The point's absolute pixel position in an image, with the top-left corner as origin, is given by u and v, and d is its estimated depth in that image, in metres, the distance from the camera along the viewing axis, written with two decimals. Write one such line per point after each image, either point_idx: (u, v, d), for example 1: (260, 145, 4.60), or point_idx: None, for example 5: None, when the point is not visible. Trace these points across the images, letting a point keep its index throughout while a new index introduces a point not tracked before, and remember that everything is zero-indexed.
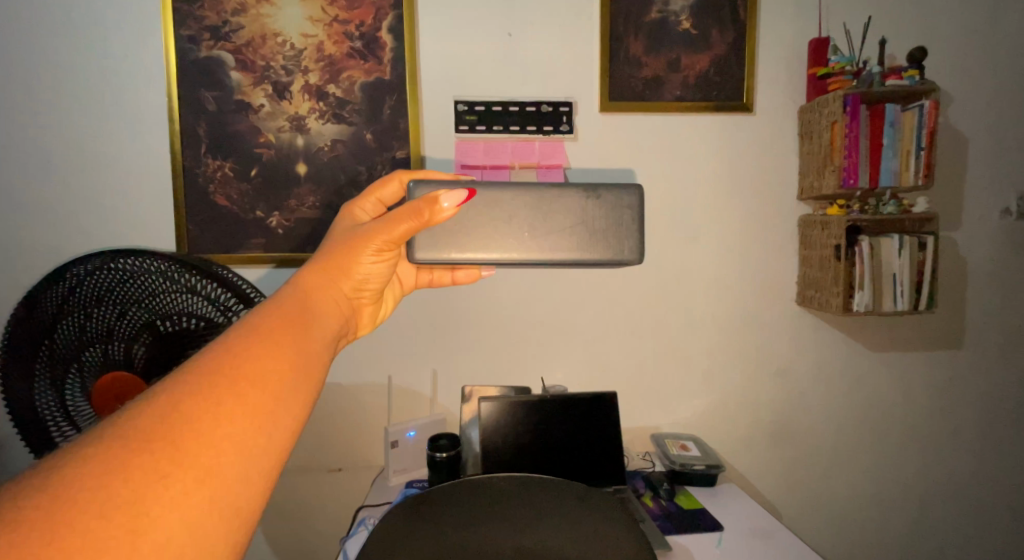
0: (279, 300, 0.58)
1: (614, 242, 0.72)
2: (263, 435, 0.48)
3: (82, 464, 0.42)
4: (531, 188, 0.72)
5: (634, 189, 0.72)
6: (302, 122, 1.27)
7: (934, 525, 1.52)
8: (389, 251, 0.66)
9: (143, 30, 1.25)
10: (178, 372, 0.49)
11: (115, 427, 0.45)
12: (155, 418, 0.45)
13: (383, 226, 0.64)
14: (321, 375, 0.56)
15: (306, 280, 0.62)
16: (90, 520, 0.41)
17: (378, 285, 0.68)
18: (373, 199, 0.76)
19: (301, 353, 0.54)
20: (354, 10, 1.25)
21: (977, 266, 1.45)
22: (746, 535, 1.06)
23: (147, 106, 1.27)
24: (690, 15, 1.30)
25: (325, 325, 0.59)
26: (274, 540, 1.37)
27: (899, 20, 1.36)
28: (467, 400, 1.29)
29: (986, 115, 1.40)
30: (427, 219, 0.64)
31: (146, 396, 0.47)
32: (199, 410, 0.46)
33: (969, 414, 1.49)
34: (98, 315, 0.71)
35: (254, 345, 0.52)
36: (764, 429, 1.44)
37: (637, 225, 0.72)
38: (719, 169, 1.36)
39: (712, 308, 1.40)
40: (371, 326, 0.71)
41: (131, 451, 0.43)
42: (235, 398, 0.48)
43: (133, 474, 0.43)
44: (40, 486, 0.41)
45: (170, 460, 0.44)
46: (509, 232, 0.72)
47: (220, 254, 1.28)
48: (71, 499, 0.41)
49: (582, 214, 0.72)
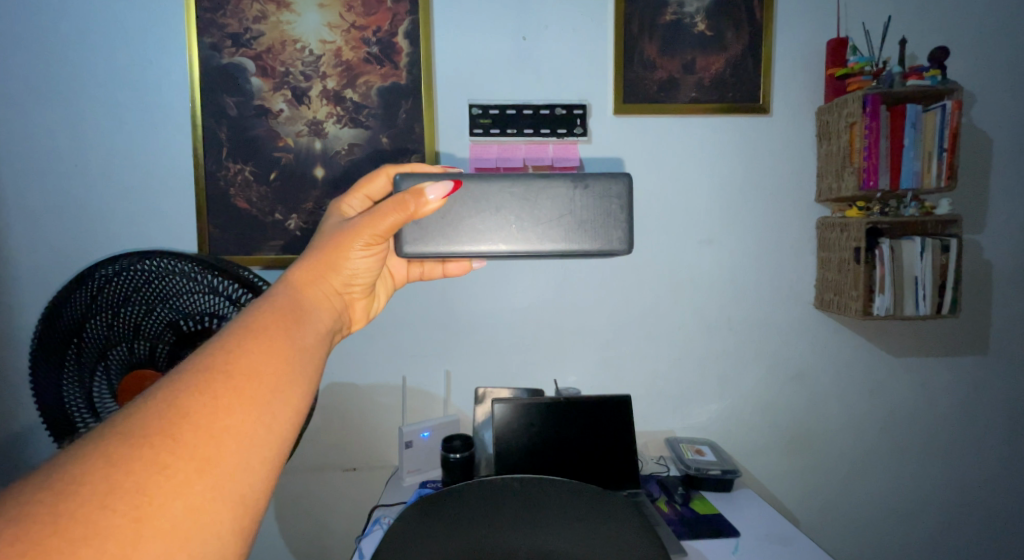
0: (270, 296, 0.59)
1: (603, 233, 0.70)
2: (260, 425, 0.49)
3: (85, 459, 0.44)
4: (518, 179, 0.70)
5: (623, 177, 0.70)
6: (320, 126, 1.29)
7: (956, 536, 1.48)
8: (378, 243, 0.66)
9: (168, 32, 1.29)
10: (174, 370, 0.50)
11: (113, 425, 0.46)
12: (152, 414, 0.46)
13: (370, 220, 0.65)
14: (317, 367, 0.56)
15: (297, 277, 0.63)
16: (94, 510, 0.42)
17: (369, 279, 0.69)
18: (360, 195, 0.77)
19: (296, 346, 0.55)
20: (371, 16, 1.27)
21: (1003, 269, 1.41)
22: (763, 541, 1.04)
23: (170, 108, 1.31)
24: (705, 17, 1.29)
25: (320, 320, 0.60)
26: (289, 538, 1.39)
27: (919, 20, 1.34)
28: (479, 402, 1.31)
29: (1010, 114, 1.37)
30: (413, 211, 0.65)
31: (143, 396, 0.48)
32: (195, 404, 0.47)
33: (994, 422, 1.45)
34: (126, 314, 0.73)
35: (247, 341, 0.53)
36: (781, 433, 1.42)
37: (626, 214, 0.71)
38: (734, 169, 1.35)
39: (727, 310, 1.39)
40: (366, 320, 0.71)
41: (129, 446, 0.45)
42: (231, 391, 0.49)
43: (132, 467, 0.44)
44: (43, 482, 0.43)
45: (169, 451, 0.45)
46: (496, 224, 0.71)
47: (240, 256, 1.31)
48: (74, 492, 0.42)
49: (569, 205, 0.70)
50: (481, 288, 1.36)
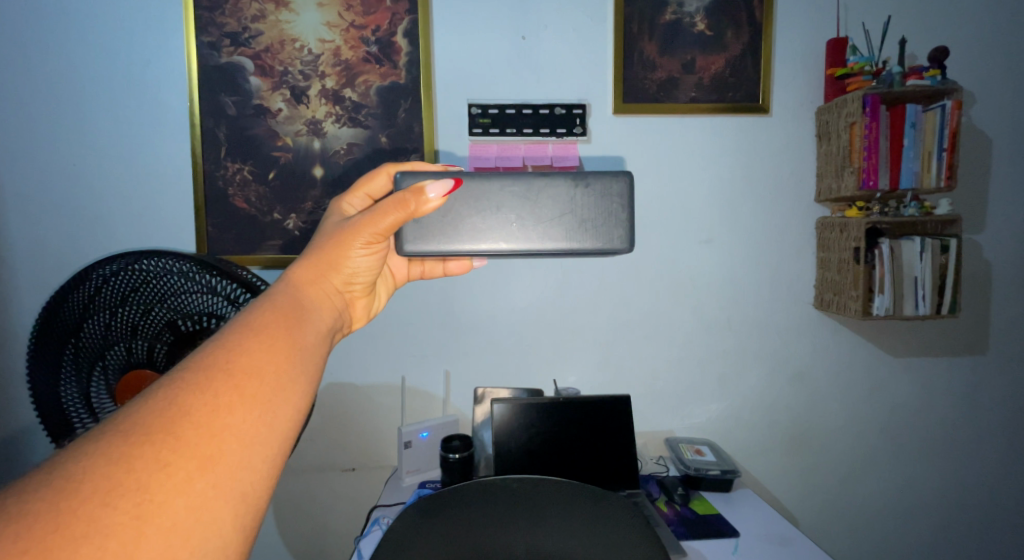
0: (271, 295, 0.58)
1: (603, 232, 0.70)
2: (261, 423, 0.49)
3: (87, 456, 0.43)
4: (518, 178, 0.70)
5: (623, 176, 0.70)
6: (319, 125, 1.29)
7: (956, 536, 1.48)
8: (378, 242, 0.66)
9: (165, 31, 1.28)
10: (175, 369, 0.49)
11: (114, 423, 0.45)
12: (153, 412, 0.46)
13: (370, 218, 0.64)
14: (318, 366, 0.56)
15: (298, 276, 0.62)
16: (95, 508, 0.42)
17: (370, 278, 0.68)
18: (361, 194, 0.76)
19: (297, 345, 0.55)
20: (370, 15, 1.27)
21: (1003, 269, 1.41)
22: (762, 542, 1.04)
23: (168, 107, 1.30)
24: (704, 16, 1.29)
25: (321, 319, 0.60)
26: (287, 538, 1.38)
27: (919, 20, 1.34)
28: (479, 402, 1.30)
29: (1009, 114, 1.37)
30: (413, 210, 0.65)
31: (144, 395, 0.47)
32: (196, 402, 0.47)
33: (994, 421, 1.45)
34: (124, 314, 0.73)
35: (248, 339, 0.52)
36: (781, 432, 1.42)
37: (627, 213, 0.70)
38: (734, 169, 1.35)
39: (727, 309, 1.38)
40: (366, 319, 0.71)
41: (130, 444, 0.44)
42: (233, 390, 0.49)
43: (134, 465, 0.43)
44: (44, 481, 0.42)
45: (171, 449, 0.45)
46: (497, 223, 0.71)
47: (238, 255, 1.30)
48: (75, 490, 0.42)
49: (570, 204, 0.70)
50: (480, 288, 1.36)
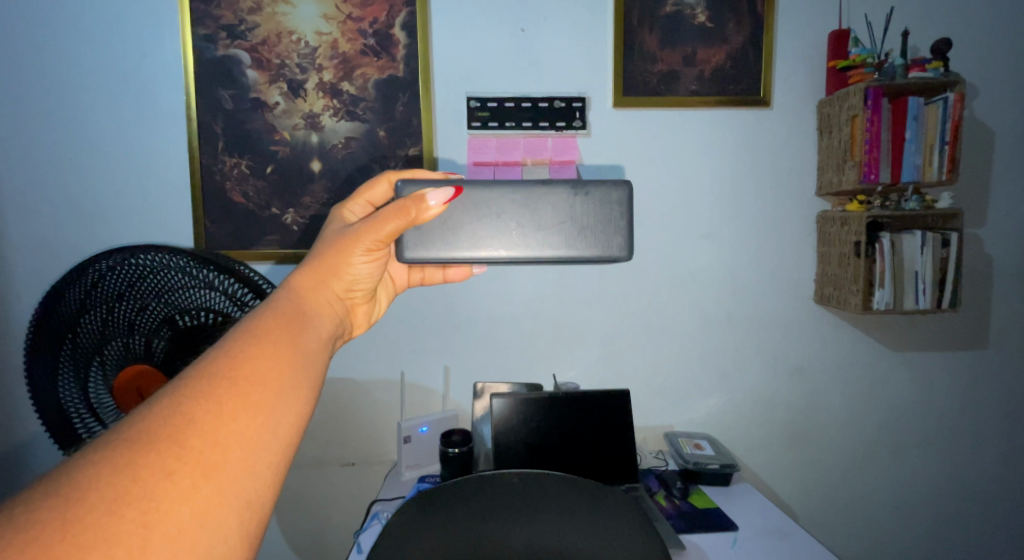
0: (273, 302, 0.58)
1: (603, 239, 0.70)
2: (265, 430, 0.49)
3: (91, 465, 0.43)
4: (518, 186, 0.70)
5: (623, 185, 0.69)
6: (316, 119, 1.28)
7: (955, 530, 1.48)
8: (379, 249, 0.66)
9: (160, 22, 1.27)
10: (178, 378, 0.49)
11: (119, 432, 0.45)
12: (158, 422, 0.46)
13: (371, 225, 0.64)
14: (320, 373, 0.56)
15: (299, 282, 0.62)
16: (101, 516, 0.41)
17: (370, 284, 0.68)
18: (362, 201, 0.76)
19: (300, 352, 0.54)
20: (367, 7, 1.26)
21: (1003, 264, 1.41)
22: (762, 535, 1.04)
23: (165, 100, 1.29)
24: (705, 8, 1.28)
25: (323, 326, 0.59)
26: (288, 532, 1.39)
27: (922, 12, 1.32)
28: (479, 397, 1.32)
29: (1012, 107, 1.36)
30: (413, 217, 0.64)
31: (148, 404, 0.47)
32: (201, 411, 0.47)
33: (993, 416, 1.45)
34: (121, 310, 0.72)
35: (251, 347, 0.52)
36: (780, 427, 1.42)
37: (627, 220, 0.70)
38: (734, 163, 1.34)
39: (727, 303, 1.38)
40: (367, 325, 0.71)
41: (135, 453, 0.44)
42: (236, 398, 0.48)
43: (140, 473, 0.43)
44: (50, 490, 0.42)
45: (176, 457, 0.45)
46: (497, 230, 0.70)
47: (237, 250, 1.30)
48: (81, 499, 0.42)
49: (570, 211, 0.70)
50: (480, 283, 1.35)
